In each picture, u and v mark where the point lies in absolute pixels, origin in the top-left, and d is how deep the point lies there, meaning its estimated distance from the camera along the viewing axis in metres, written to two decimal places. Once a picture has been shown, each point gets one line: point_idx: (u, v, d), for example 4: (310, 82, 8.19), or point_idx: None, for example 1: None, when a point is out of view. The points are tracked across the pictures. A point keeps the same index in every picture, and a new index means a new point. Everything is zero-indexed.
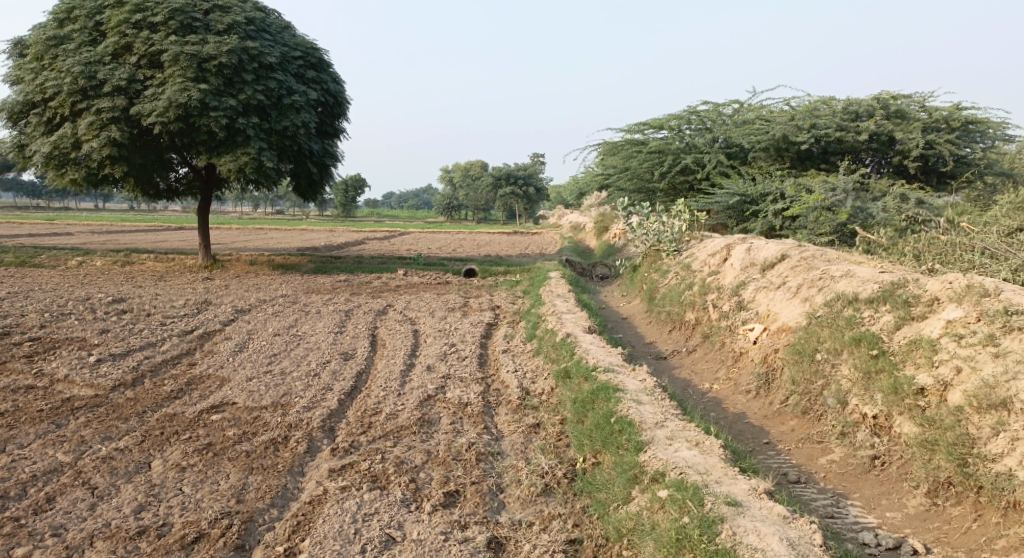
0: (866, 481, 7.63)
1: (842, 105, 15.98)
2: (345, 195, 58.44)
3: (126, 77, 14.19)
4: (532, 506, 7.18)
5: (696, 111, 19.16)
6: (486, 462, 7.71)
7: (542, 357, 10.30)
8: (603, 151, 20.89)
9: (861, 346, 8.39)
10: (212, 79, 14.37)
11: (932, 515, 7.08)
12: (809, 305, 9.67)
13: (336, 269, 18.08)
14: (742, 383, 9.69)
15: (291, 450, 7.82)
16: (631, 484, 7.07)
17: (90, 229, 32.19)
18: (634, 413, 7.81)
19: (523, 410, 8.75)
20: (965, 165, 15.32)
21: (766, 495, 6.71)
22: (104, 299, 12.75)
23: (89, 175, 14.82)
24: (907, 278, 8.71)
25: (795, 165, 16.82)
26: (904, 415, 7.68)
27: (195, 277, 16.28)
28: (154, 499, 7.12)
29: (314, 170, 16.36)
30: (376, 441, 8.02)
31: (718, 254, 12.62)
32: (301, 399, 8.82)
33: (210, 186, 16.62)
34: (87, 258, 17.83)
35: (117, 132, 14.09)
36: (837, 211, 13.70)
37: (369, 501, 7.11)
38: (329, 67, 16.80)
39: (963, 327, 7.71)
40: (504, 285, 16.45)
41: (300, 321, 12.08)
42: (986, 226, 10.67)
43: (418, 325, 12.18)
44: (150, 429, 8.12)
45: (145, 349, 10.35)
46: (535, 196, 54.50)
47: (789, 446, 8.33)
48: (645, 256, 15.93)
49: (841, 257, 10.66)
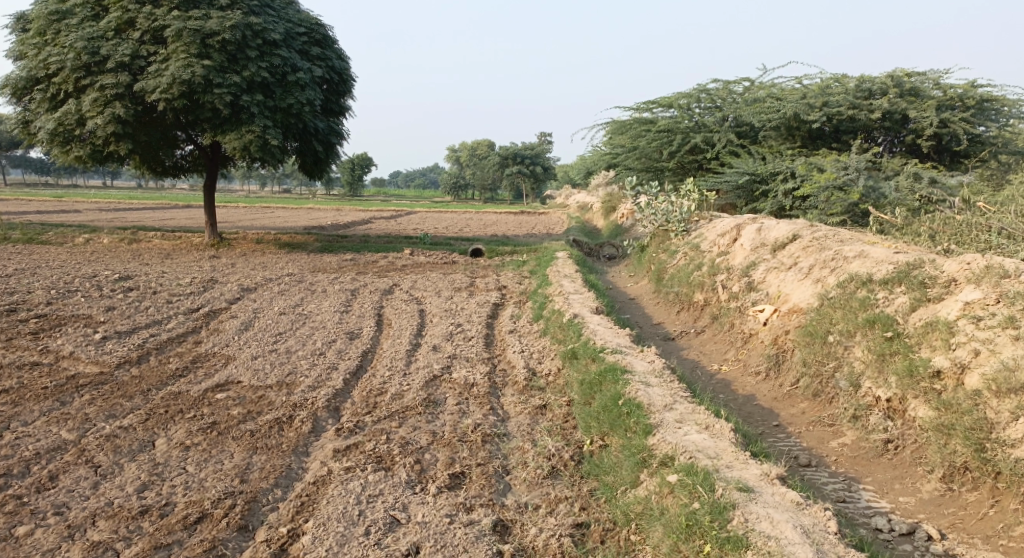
0: (879, 465, 7.50)
1: (854, 82, 15.70)
2: (352, 174, 58.20)
3: (130, 52, 14.01)
4: (539, 488, 7.06)
5: (706, 89, 18.92)
6: (492, 443, 7.60)
7: (549, 337, 10.17)
8: (612, 129, 20.66)
9: (875, 328, 8.23)
10: (215, 54, 14.18)
11: (947, 500, 6.94)
12: (822, 285, 9.50)
13: (342, 248, 17.95)
14: (751, 365, 9.56)
15: (295, 431, 7.72)
16: (640, 468, 6.94)
17: (98, 206, 32.21)
18: (642, 395, 7.67)
19: (529, 391, 8.63)
20: (979, 144, 15.05)
21: (779, 481, 6.58)
22: (110, 276, 12.65)
23: (93, 152, 14.68)
24: (923, 259, 8.54)
25: (806, 144, 16.58)
26: (919, 398, 7.53)
27: (201, 255, 16.17)
28: (157, 478, 7.03)
29: (320, 149, 16.20)
30: (381, 422, 7.90)
31: (728, 233, 12.43)
32: (305, 378, 8.71)
33: (215, 164, 16.46)
34: (94, 235, 17.74)
35: (121, 109, 13.92)
36: (848, 191, 13.48)
37: (373, 483, 7.00)
38: (335, 44, 16.56)
39: (981, 309, 7.54)
40: (511, 265, 16.32)
41: (306, 299, 11.96)
42: (1003, 206, 10.46)
43: (425, 304, 12.06)
44: (155, 407, 8.02)
45: (150, 327, 10.25)
46: (542, 176, 54.17)
47: (800, 429, 8.21)
48: (654, 236, 15.75)
49: (854, 237, 10.47)
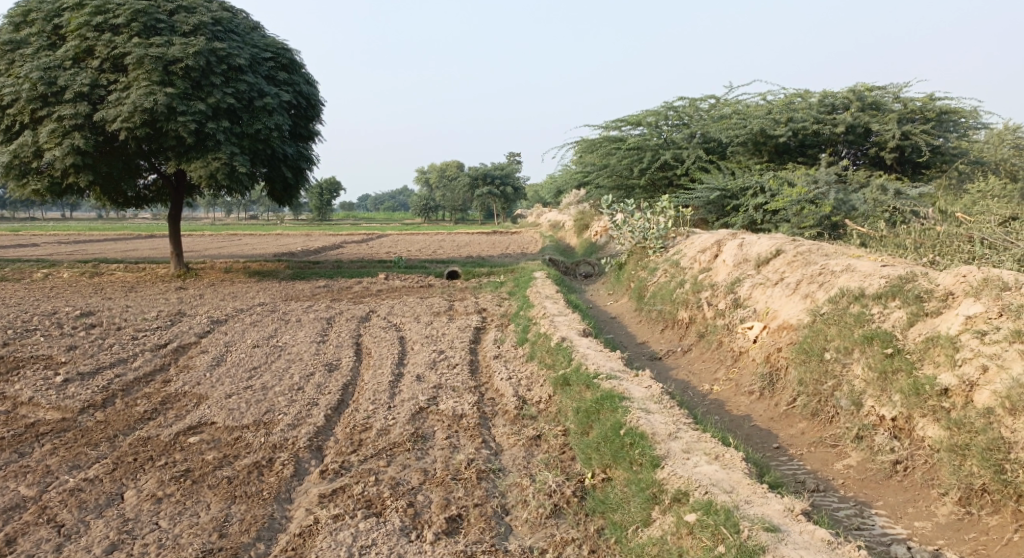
0: (888, 488, 7.23)
1: (817, 97, 15.71)
2: (319, 198, 57.58)
3: (89, 81, 13.57)
4: (543, 529, 6.72)
5: (674, 106, 18.83)
6: (488, 481, 7.25)
7: (537, 362, 9.84)
8: (581, 148, 20.48)
9: (874, 345, 7.99)
10: (179, 81, 13.76)
11: (966, 525, 6.69)
12: (811, 301, 9.26)
13: (314, 274, 17.51)
14: (744, 384, 9.26)
15: (276, 475, 7.30)
16: (651, 505, 6.62)
17: (56, 238, 31.31)
18: (644, 424, 7.36)
19: (521, 420, 8.29)
20: (941, 156, 14.98)
21: (804, 516, 6.28)
22: (71, 312, 12.12)
23: (52, 184, 14.20)
24: (916, 272, 8.34)
25: (773, 159, 16.45)
26: (927, 417, 7.29)
27: (166, 287, 15.65)
28: (127, 536, 6.59)
29: (290, 175, 15.78)
30: (367, 461, 7.52)
31: (709, 250, 12.18)
32: (284, 416, 8.29)
33: (180, 193, 15.98)
34: (53, 270, 17.17)
35: (80, 140, 13.45)
36: (820, 204, 13.28)
37: (365, 532, 6.61)
38: (302, 67, 16.16)
39: (985, 322, 7.34)
40: (489, 287, 15.98)
41: (280, 330, 11.53)
42: (978, 216, 10.35)
43: (403, 331, 11.68)
44: (122, 456, 7.56)
45: (114, 366, 9.77)
46: (512, 196, 54.00)
47: (802, 451, 7.92)
48: (632, 253, 15.48)
49: (839, 251, 10.27)
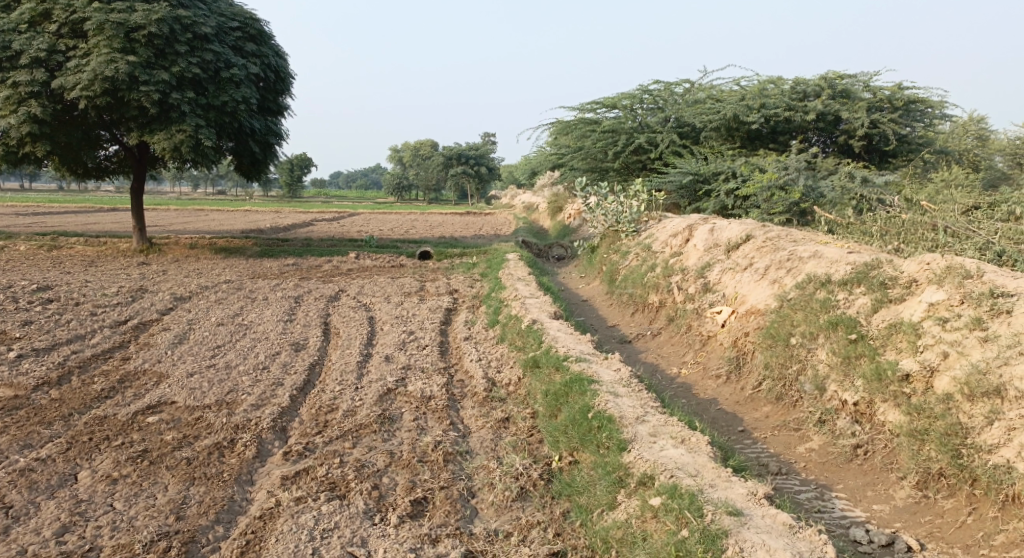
0: (849, 471, 7.35)
1: (789, 84, 15.80)
2: (291, 175, 57.03)
3: (46, 47, 13.33)
4: (508, 512, 6.76)
5: (648, 90, 18.84)
6: (454, 463, 7.27)
7: (507, 344, 9.86)
8: (556, 130, 20.45)
9: (839, 331, 8.09)
10: (141, 49, 13.53)
11: (922, 508, 6.82)
12: (778, 287, 9.35)
13: (283, 253, 17.36)
14: (711, 368, 9.35)
15: (237, 457, 7.28)
16: (616, 489, 6.69)
17: (16, 210, 30.70)
18: (612, 407, 7.41)
19: (490, 403, 8.32)
20: (907, 144, 15.25)
21: (766, 500, 6.36)
22: (28, 287, 11.93)
23: (8, 153, 13.93)
24: (881, 259, 8.43)
25: (745, 145, 16.53)
26: (889, 403, 7.41)
27: (130, 263, 15.47)
28: (79, 518, 6.57)
29: (257, 150, 15.59)
30: (333, 442, 7.51)
31: (680, 234, 12.23)
32: (248, 396, 8.25)
33: (143, 166, 15.75)
34: (10, 243, 16.89)
35: (37, 108, 13.20)
36: (789, 190, 13.39)
37: (328, 515, 6.62)
38: (271, 41, 15.92)
39: (946, 310, 7.45)
40: (461, 268, 15.96)
41: (246, 308, 11.44)
42: (942, 204, 10.49)
43: (373, 311, 11.63)
44: (77, 435, 7.50)
45: (72, 343, 9.64)
46: (486, 176, 53.85)
47: (766, 434, 8.02)
48: (604, 237, 15.52)
49: (807, 237, 10.35)
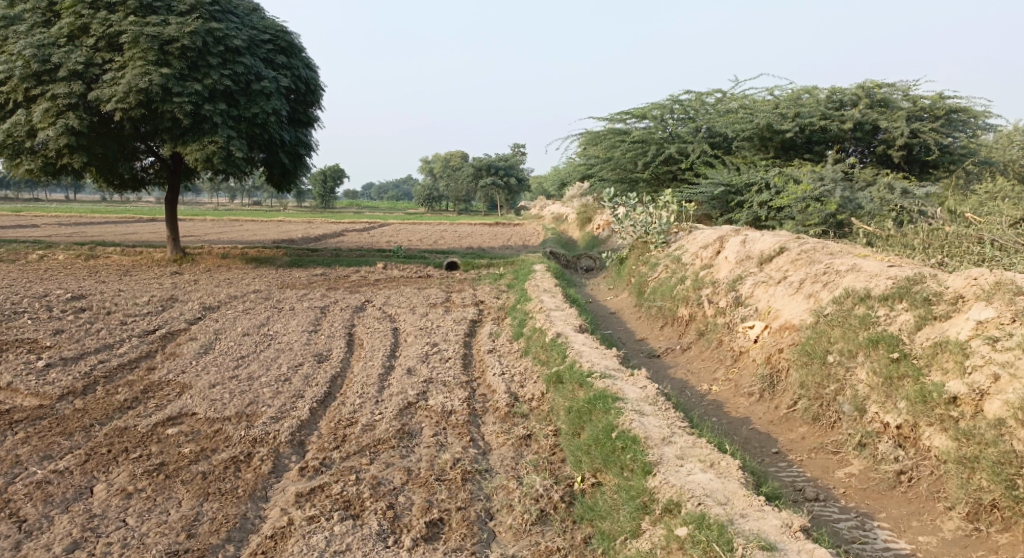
0: (892, 499, 6.95)
1: (825, 93, 15.38)
2: (323, 185, 57.25)
3: (84, 60, 13.29)
4: (527, 536, 6.45)
5: (680, 100, 18.50)
6: (474, 482, 6.98)
7: (531, 358, 9.55)
8: (586, 140, 20.15)
9: (880, 349, 7.68)
10: (175, 61, 13.46)
11: (973, 541, 6.42)
12: (814, 301, 8.96)
13: (311, 262, 17.22)
14: (743, 385, 8.97)
15: (253, 472, 7.04)
16: (641, 515, 6.35)
17: (55, 219, 30.97)
18: (638, 427, 7.07)
19: (512, 418, 8.01)
20: (949, 155, 14.70)
21: (802, 533, 5.99)
22: (61, 295, 11.84)
23: (45, 165, 13.91)
24: (924, 273, 8.02)
25: (779, 155, 16.12)
26: (934, 427, 6.99)
27: (160, 272, 15.40)
28: (91, 534, 6.36)
29: (287, 161, 15.45)
30: (350, 458, 7.25)
31: (711, 246, 11.86)
32: (267, 409, 8.01)
33: (177, 177, 15.68)
34: (47, 251, 16.92)
35: (74, 120, 13.15)
36: (825, 202, 12.95)
37: (340, 536, 6.35)
38: (301, 52, 15.75)
39: (996, 328, 7.03)
40: (488, 278, 15.70)
41: (272, 318, 11.24)
42: (987, 216, 10.05)
43: (398, 322, 11.38)
44: (95, 447, 7.31)
45: (98, 352, 9.48)
46: (515, 187, 53.61)
47: (802, 457, 7.64)
48: (634, 248, 15.17)
49: (844, 250, 9.95)
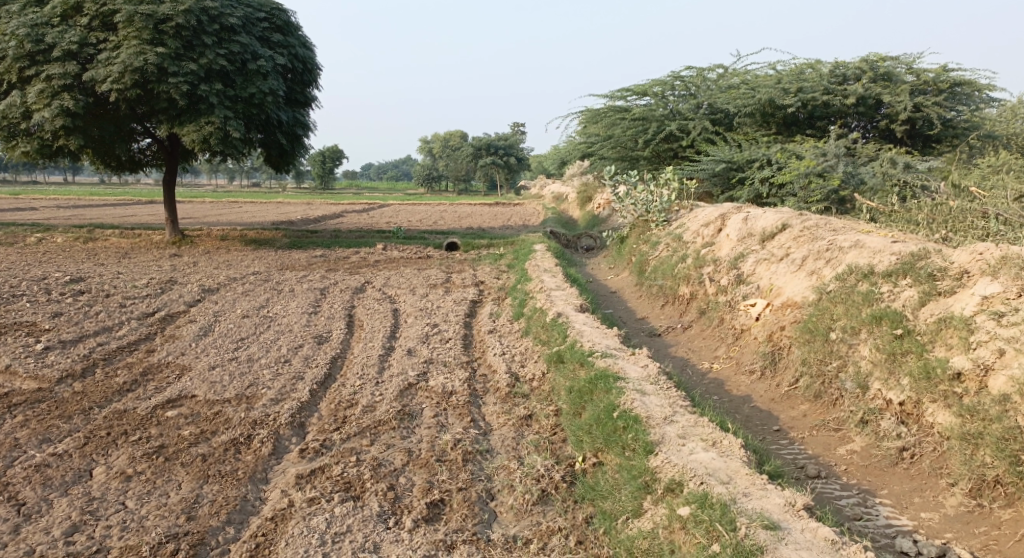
0: (894, 475, 6.92)
1: (828, 68, 15.24)
2: (323, 166, 57.03)
3: (78, 39, 13.17)
4: (529, 517, 6.43)
5: (680, 76, 18.35)
6: (475, 463, 6.95)
7: (532, 337, 9.51)
8: (586, 118, 20.02)
9: (883, 325, 7.63)
10: (170, 41, 13.32)
11: (976, 517, 6.39)
12: (817, 278, 8.90)
13: (311, 244, 17.15)
14: (745, 363, 8.93)
15: (253, 454, 7.01)
16: (643, 494, 6.32)
17: (54, 202, 30.85)
18: (640, 406, 7.03)
19: (513, 399, 7.98)
20: (951, 129, 14.55)
21: (806, 512, 5.96)
22: (60, 278, 11.78)
23: (41, 147, 13.81)
24: (929, 249, 7.96)
25: (781, 131, 16.01)
26: (938, 403, 6.96)
27: (160, 254, 15.34)
28: (90, 518, 6.34)
29: (285, 141, 15.33)
30: (350, 440, 7.22)
31: (712, 223, 11.78)
32: (267, 390, 7.97)
33: (174, 158, 15.57)
34: (46, 234, 16.85)
35: (69, 100, 13.03)
36: (827, 177, 12.86)
37: (340, 518, 6.33)
38: (298, 31, 15.60)
39: (1001, 303, 6.98)
40: (489, 258, 15.64)
41: (272, 300, 11.19)
42: (991, 191, 9.98)
43: (398, 303, 11.33)
44: (95, 430, 7.28)
45: (98, 334, 9.44)
46: (516, 166, 53.36)
47: (804, 434, 7.61)
48: (634, 226, 15.09)
49: (847, 226, 9.88)
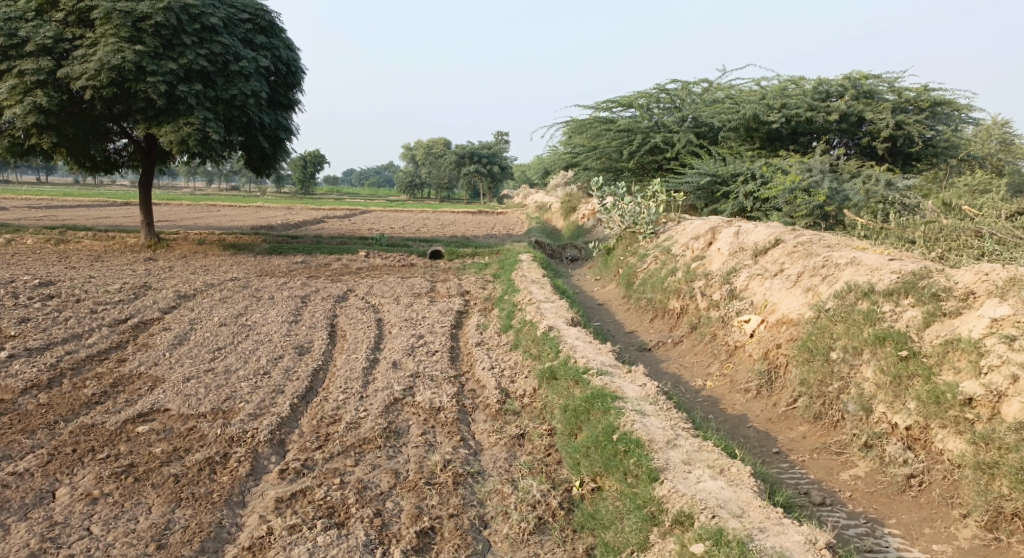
0: (901, 503, 6.67)
1: (811, 84, 14.99)
2: (303, 171, 56.49)
3: (53, 35, 12.78)
4: (524, 547, 6.13)
5: (665, 89, 18.13)
6: (465, 486, 6.62)
7: (521, 351, 9.18)
8: (570, 129, 19.75)
9: (887, 346, 7.36)
10: (149, 39, 12.92)
11: (993, 552, 6.14)
12: (813, 296, 8.63)
13: (291, 250, 16.74)
14: (740, 381, 8.65)
15: (229, 474, 6.63)
16: (648, 527, 6.03)
17: (26, 202, 30.16)
18: (640, 429, 6.72)
19: (503, 416, 7.65)
20: (931, 148, 14.48)
21: (826, 550, 5.67)
22: (29, 282, 11.31)
23: (13, 146, 13.34)
24: (931, 268, 7.71)
25: (764, 146, 15.76)
26: (947, 429, 6.71)
27: (136, 258, 14.88)
28: (51, 545, 5.94)
29: (266, 145, 14.93)
30: (333, 459, 6.86)
31: (703, 237, 11.51)
32: (245, 405, 7.59)
33: (152, 160, 15.11)
34: (17, 235, 16.33)
35: (43, 98, 12.59)
36: (813, 193, 12.64)
37: (325, 547, 5.98)
38: (282, 32, 15.22)
39: (1013, 326, 6.73)
40: (473, 268, 15.31)
41: (250, 308, 10.79)
42: (982, 209, 9.81)
43: (381, 313, 10.97)
44: (60, 446, 6.87)
45: (67, 342, 9.01)
46: (498, 175, 53.01)
47: (804, 458, 7.34)
48: (620, 238, 14.81)
49: (842, 242, 9.63)
